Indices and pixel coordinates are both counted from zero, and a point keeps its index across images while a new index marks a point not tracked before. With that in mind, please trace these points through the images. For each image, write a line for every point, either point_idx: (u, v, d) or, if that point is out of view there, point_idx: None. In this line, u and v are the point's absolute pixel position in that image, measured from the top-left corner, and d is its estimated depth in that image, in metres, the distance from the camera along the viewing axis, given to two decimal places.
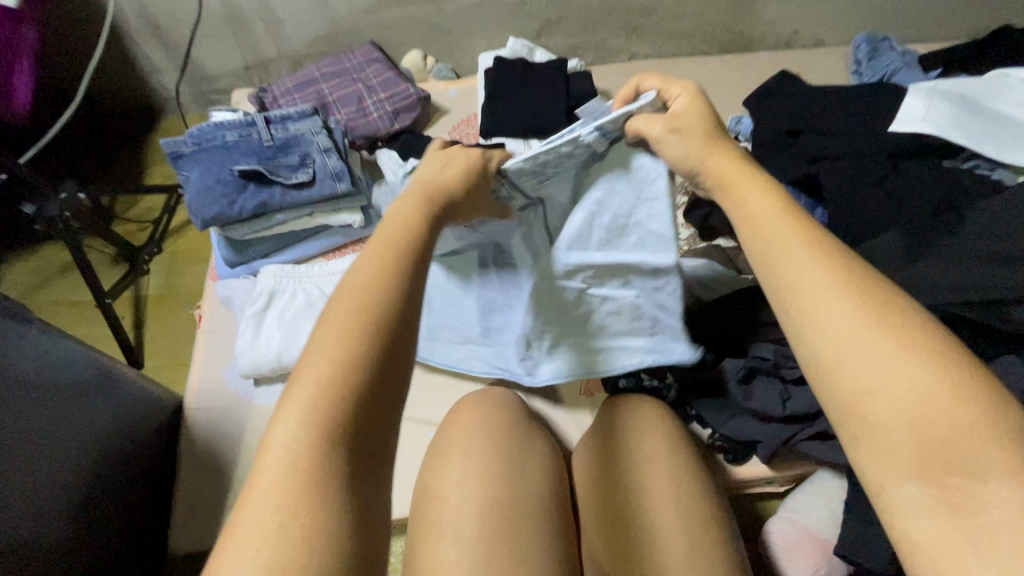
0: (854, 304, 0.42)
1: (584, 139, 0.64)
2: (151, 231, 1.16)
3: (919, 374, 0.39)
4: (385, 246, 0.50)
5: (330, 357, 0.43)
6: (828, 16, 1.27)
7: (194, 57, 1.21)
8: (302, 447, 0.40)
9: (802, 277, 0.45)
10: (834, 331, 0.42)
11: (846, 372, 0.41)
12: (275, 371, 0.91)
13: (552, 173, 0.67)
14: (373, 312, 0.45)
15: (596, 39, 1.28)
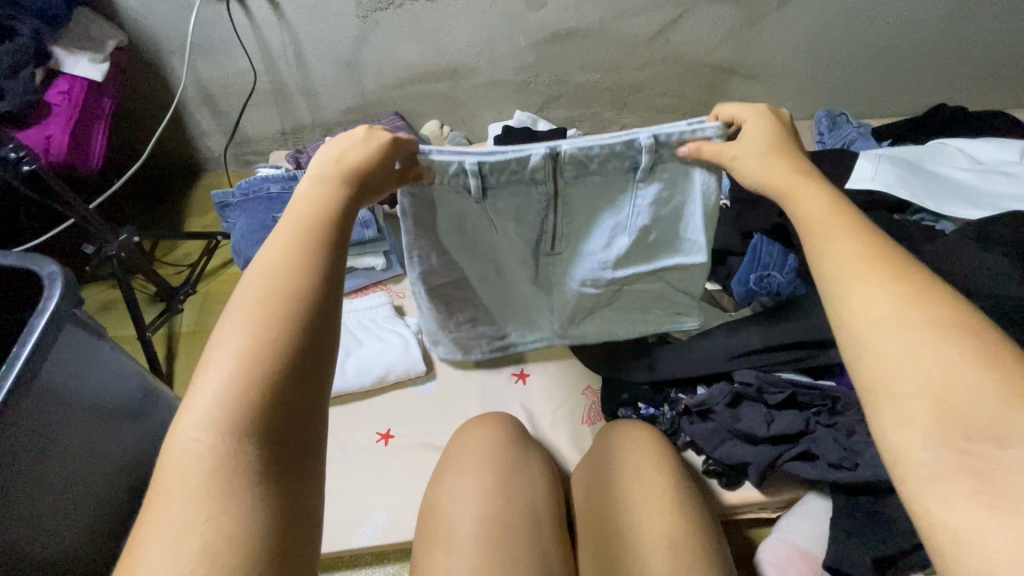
0: (886, 288, 0.48)
1: (639, 143, 0.70)
2: (188, 274, 1.28)
3: (947, 348, 0.43)
4: (295, 239, 0.50)
5: (238, 350, 0.42)
6: (791, 95, 1.47)
7: (240, 124, 1.38)
8: (214, 443, 0.39)
9: (847, 265, 0.51)
10: (873, 309, 0.47)
11: (877, 346, 0.46)
12: None
13: (596, 173, 0.73)
14: (282, 306, 0.45)
15: (591, 112, 1.47)
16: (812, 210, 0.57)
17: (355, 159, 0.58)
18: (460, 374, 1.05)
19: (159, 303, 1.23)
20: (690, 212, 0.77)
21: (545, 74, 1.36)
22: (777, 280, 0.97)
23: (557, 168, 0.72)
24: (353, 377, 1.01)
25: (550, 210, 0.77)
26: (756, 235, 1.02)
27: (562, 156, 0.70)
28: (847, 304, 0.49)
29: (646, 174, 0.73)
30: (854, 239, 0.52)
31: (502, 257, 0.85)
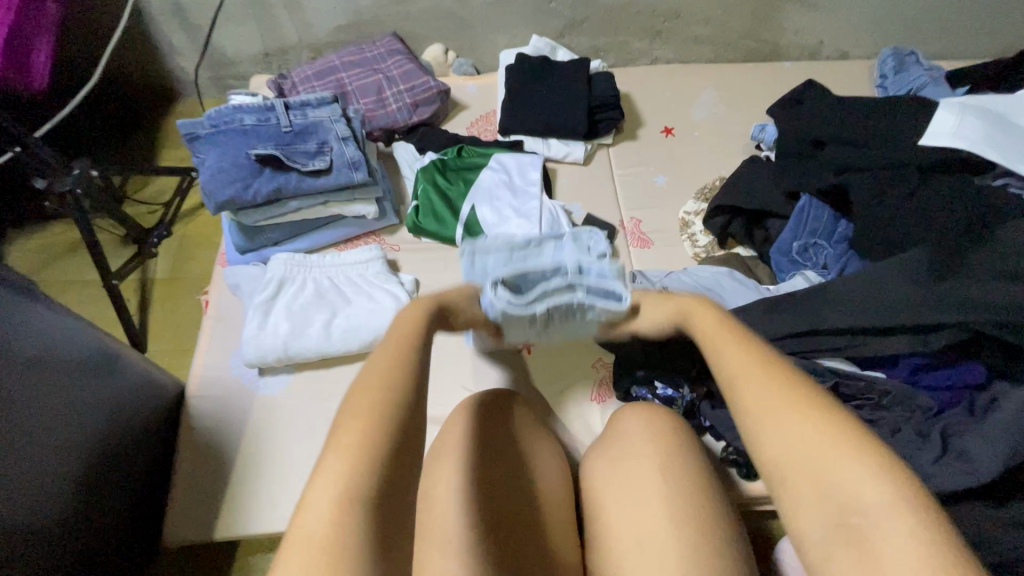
0: (758, 382, 0.56)
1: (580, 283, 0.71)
2: (161, 214, 1.16)
3: (803, 432, 0.52)
4: (399, 341, 0.59)
5: (360, 428, 0.51)
6: (853, 29, 1.26)
7: (214, 41, 1.21)
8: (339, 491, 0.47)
9: (739, 369, 0.57)
10: (754, 411, 0.55)
11: (762, 437, 0.53)
12: (279, 362, 0.89)
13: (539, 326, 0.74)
14: (389, 396, 0.54)
15: (618, 41, 1.26)
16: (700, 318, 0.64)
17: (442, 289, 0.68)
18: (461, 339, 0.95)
19: (130, 245, 1.12)
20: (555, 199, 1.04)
21: None
22: (823, 250, 0.89)
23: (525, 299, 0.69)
24: (336, 341, 0.90)
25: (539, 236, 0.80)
26: (805, 195, 0.91)
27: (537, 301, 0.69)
28: (739, 404, 0.56)
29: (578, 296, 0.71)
30: (739, 344, 0.59)
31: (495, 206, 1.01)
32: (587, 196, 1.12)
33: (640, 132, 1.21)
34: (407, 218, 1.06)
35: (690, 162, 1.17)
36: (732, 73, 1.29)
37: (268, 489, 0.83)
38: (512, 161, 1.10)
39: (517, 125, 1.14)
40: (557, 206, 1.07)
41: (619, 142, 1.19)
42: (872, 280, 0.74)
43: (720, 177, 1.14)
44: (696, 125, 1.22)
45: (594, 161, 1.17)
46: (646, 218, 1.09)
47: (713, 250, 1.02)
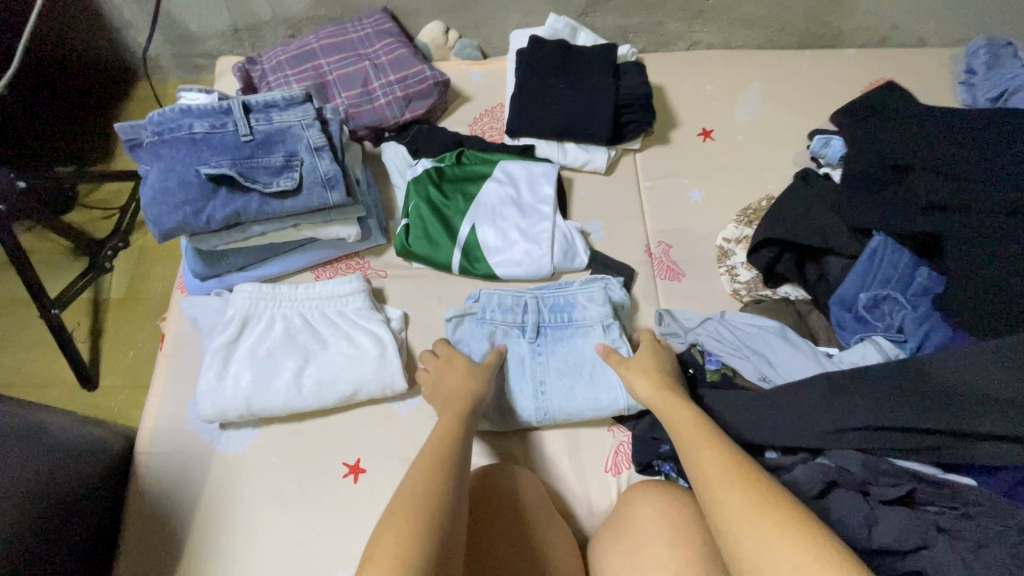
0: (746, 495, 0.56)
1: (562, 303, 0.82)
2: (117, 221, 1.01)
3: (785, 552, 0.50)
4: (433, 459, 0.61)
5: (399, 540, 0.52)
6: (939, 11, 1.04)
7: (173, 15, 1.02)
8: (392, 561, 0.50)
9: (713, 474, 0.59)
10: (737, 524, 0.54)
11: (747, 555, 0.52)
12: (241, 418, 0.76)
13: (531, 343, 0.80)
14: (423, 509, 0.55)
15: (651, 21, 1.06)
16: (681, 416, 0.66)
17: (456, 386, 0.72)
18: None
19: (81, 259, 0.98)
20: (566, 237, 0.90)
21: None
22: (898, 306, 0.73)
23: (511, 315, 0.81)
24: (308, 395, 0.77)
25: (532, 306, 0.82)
26: (878, 234, 0.75)
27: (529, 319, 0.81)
28: (712, 509, 0.57)
29: (561, 323, 0.81)
30: (714, 448, 0.61)
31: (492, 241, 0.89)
32: (608, 214, 0.95)
33: (674, 135, 1.02)
34: (394, 239, 0.89)
35: (731, 174, 0.99)
36: (785, 62, 1.08)
37: (226, 571, 0.71)
38: (521, 171, 0.93)
39: (528, 128, 0.96)
40: (571, 229, 0.91)
41: (648, 146, 1.01)
42: (961, 369, 0.62)
43: (766, 195, 0.96)
44: (739, 127, 1.03)
45: (618, 169, 0.99)
46: (677, 245, 0.93)
47: (756, 288, 0.86)
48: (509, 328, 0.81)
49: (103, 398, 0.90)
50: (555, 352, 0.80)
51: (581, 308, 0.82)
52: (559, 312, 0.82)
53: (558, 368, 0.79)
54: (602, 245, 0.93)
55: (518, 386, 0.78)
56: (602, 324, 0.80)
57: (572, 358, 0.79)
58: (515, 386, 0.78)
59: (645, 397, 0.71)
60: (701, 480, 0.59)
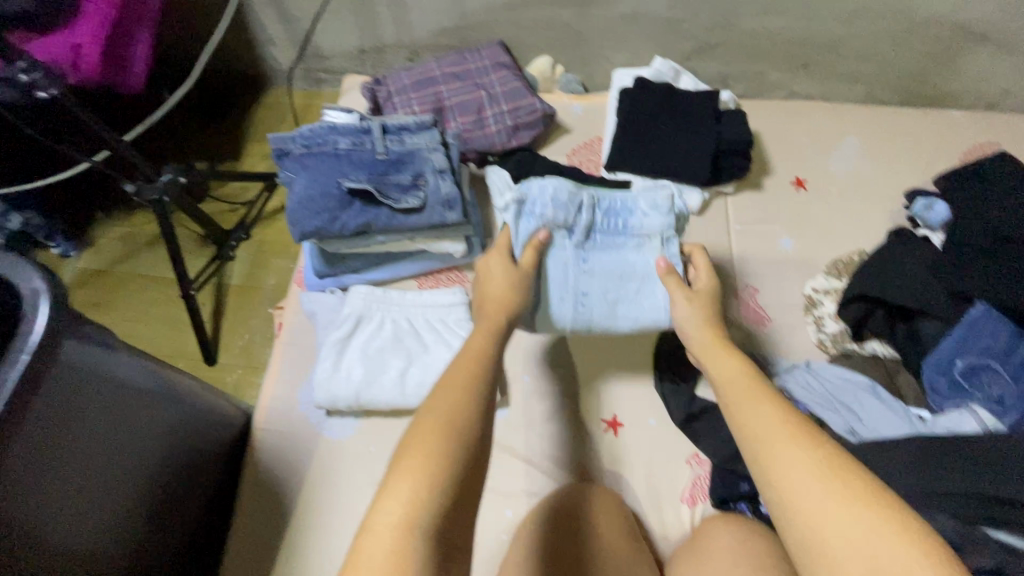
0: (807, 452, 0.49)
1: (623, 207, 0.80)
2: (242, 215, 1.12)
3: (847, 515, 0.44)
4: (460, 379, 0.56)
5: (423, 461, 0.48)
6: None
7: (311, 35, 1.13)
8: (407, 498, 0.46)
9: (765, 426, 0.52)
10: (790, 479, 0.48)
11: (804, 517, 0.46)
12: (349, 409, 0.84)
13: (579, 247, 0.79)
14: (451, 428, 0.51)
15: (754, 70, 1.09)
16: (727, 369, 0.62)
17: (498, 296, 0.71)
18: (550, 403, 0.87)
19: (209, 246, 1.09)
20: None
21: (707, 14, 0.99)
22: (998, 375, 0.74)
23: (568, 214, 0.78)
24: (410, 394, 0.83)
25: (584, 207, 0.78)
26: (981, 302, 0.77)
27: (582, 219, 0.78)
28: (762, 462, 0.51)
29: (631, 236, 0.79)
30: (768, 400, 0.55)
31: None
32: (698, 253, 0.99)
33: (767, 182, 1.05)
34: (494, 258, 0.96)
35: (823, 225, 1.01)
36: (885, 119, 1.09)
37: (325, 546, 0.78)
38: None
39: (627, 164, 1.01)
40: None
41: (741, 192, 1.04)
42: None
43: (857, 250, 0.97)
44: (834, 180, 1.05)
45: (709, 211, 1.03)
46: (764, 289, 0.95)
47: (844, 340, 0.88)
48: (558, 228, 0.78)
49: (219, 373, 1.00)
50: (599, 258, 0.79)
51: (643, 216, 0.79)
52: (630, 218, 0.79)
53: (603, 276, 0.78)
54: None
55: (557, 293, 0.78)
56: (660, 236, 0.79)
57: (620, 266, 0.79)
58: (557, 292, 0.77)
59: (696, 342, 0.69)
60: (749, 437, 0.53)
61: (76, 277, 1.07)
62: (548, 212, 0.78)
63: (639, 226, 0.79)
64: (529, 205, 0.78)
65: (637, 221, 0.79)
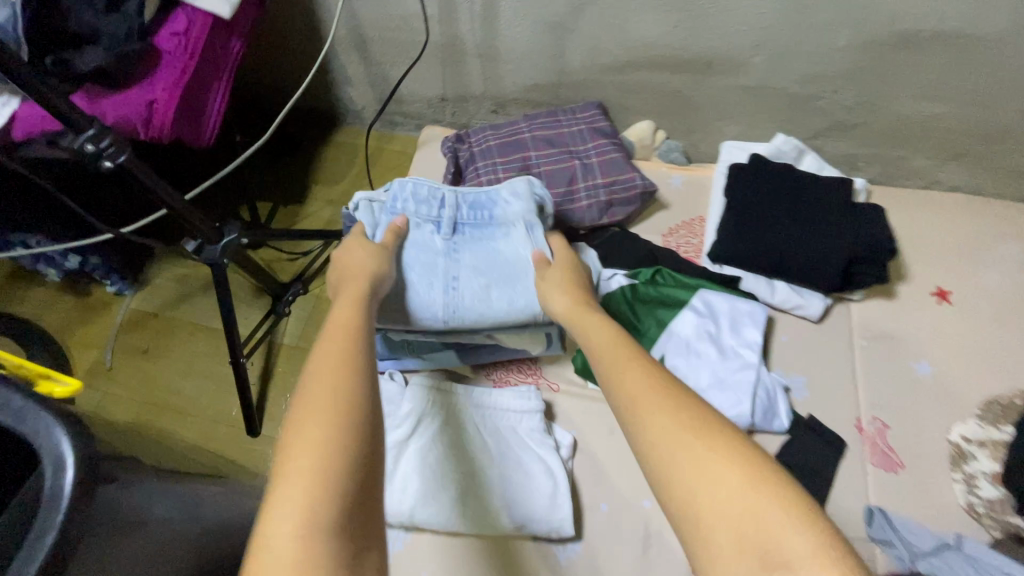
0: (673, 418, 0.48)
1: (497, 200, 0.75)
2: (302, 267, 1.04)
3: (715, 473, 0.44)
4: (325, 357, 0.52)
5: (311, 448, 0.44)
6: None
7: (391, 78, 1.05)
8: (318, 453, 0.43)
9: (632, 395, 0.51)
10: (659, 447, 0.47)
11: (676, 478, 0.45)
12: (400, 525, 0.73)
13: (446, 240, 0.73)
14: (335, 405, 0.47)
15: (893, 154, 0.93)
16: (598, 344, 0.59)
17: (363, 266, 0.65)
18: (634, 545, 0.73)
19: (264, 298, 1.02)
20: (773, 394, 0.79)
21: (850, 91, 0.85)
22: None
23: (415, 210, 0.74)
24: (471, 517, 0.72)
25: (444, 205, 0.75)
26: None
27: (452, 217, 0.74)
28: (637, 434, 0.49)
29: (449, 229, 0.74)
30: (639, 366, 0.54)
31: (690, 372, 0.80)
32: (815, 371, 0.84)
33: (900, 289, 0.89)
34: (575, 354, 0.85)
35: (972, 351, 0.84)
36: None
37: None
38: (725, 305, 0.84)
39: (737, 258, 0.88)
40: (774, 384, 0.80)
41: (869, 299, 0.89)
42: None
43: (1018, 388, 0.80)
44: (985, 294, 0.88)
45: (830, 319, 0.88)
46: (896, 426, 0.80)
47: (1000, 511, 0.72)
48: (422, 222, 0.74)
49: (260, 446, 0.91)
50: (470, 249, 0.73)
51: (510, 206, 0.75)
52: (454, 205, 0.75)
53: (475, 265, 0.72)
54: (806, 407, 0.81)
55: (425, 286, 0.71)
56: (525, 222, 0.74)
57: (491, 254, 0.73)
58: (423, 285, 0.70)
59: (561, 309, 0.66)
60: (624, 409, 0.52)
61: (126, 318, 1.02)
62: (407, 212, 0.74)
63: (494, 218, 0.75)
64: (396, 202, 0.74)
65: (512, 215, 0.75)
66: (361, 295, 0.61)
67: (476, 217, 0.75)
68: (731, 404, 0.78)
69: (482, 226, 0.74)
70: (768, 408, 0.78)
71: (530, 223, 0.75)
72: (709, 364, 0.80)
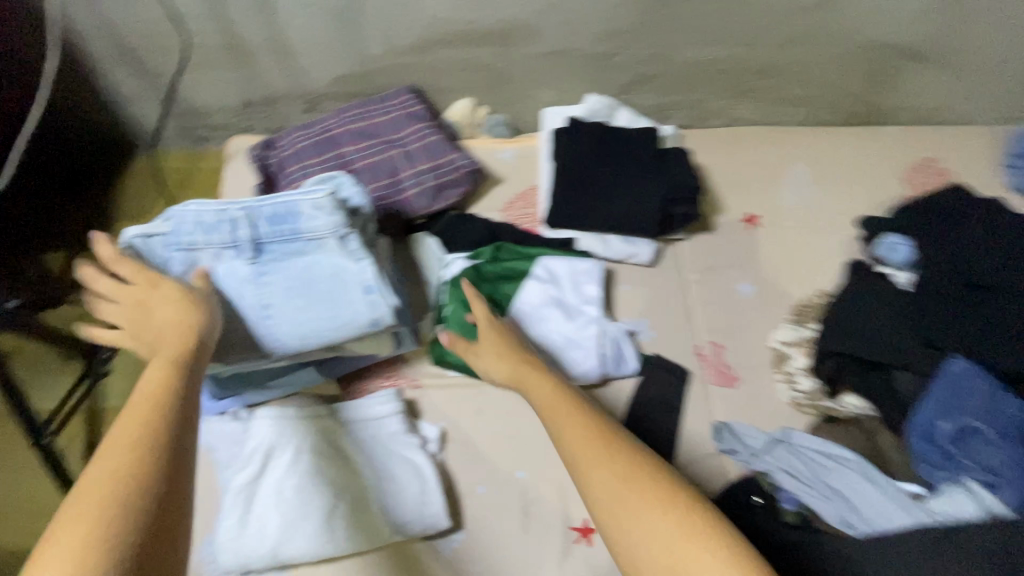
0: (615, 472, 0.49)
1: (299, 210, 0.67)
2: (115, 318, 0.92)
3: (653, 517, 0.46)
4: (124, 431, 0.42)
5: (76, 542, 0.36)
6: (983, 93, 1.00)
7: (179, 89, 0.95)
8: (81, 534, 0.36)
9: (577, 444, 0.53)
10: (606, 498, 0.48)
11: (620, 527, 0.46)
12: (266, 570, 0.67)
13: (251, 264, 0.65)
14: (120, 488, 0.39)
15: (693, 99, 1.00)
16: (538, 400, 0.61)
17: (171, 319, 0.54)
18: (513, 518, 0.74)
19: (75, 363, 0.89)
20: (618, 341, 0.83)
21: (639, 44, 0.90)
22: (987, 436, 0.67)
23: (206, 238, 0.64)
24: (344, 539, 0.69)
25: (240, 225, 0.65)
26: (955, 358, 0.72)
27: (251, 238, 0.65)
28: (584, 486, 0.50)
29: (251, 253, 0.65)
30: (574, 420, 0.55)
31: (540, 339, 0.83)
32: (656, 313, 0.89)
33: (718, 222, 0.97)
34: (431, 346, 0.83)
35: (782, 265, 0.94)
36: (828, 142, 1.04)
37: None
38: (564, 268, 0.87)
39: (568, 221, 0.90)
40: (620, 332, 0.84)
41: (692, 235, 0.96)
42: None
43: (818, 289, 0.91)
44: (785, 213, 0.98)
45: (662, 261, 0.93)
46: (730, 346, 0.87)
47: (819, 399, 0.80)
48: (219, 248, 0.65)
49: None
50: (281, 271, 0.66)
51: (314, 220, 0.67)
52: (251, 225, 0.66)
53: (289, 290, 0.65)
54: (652, 346, 0.87)
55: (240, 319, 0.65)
56: (334, 235, 0.67)
57: (305, 277, 0.66)
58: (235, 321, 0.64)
59: (501, 380, 0.68)
60: (567, 459, 0.53)
61: None
62: (197, 243, 0.64)
63: (299, 232, 0.66)
64: (183, 234, 0.64)
65: (321, 225, 0.67)
66: (180, 352, 0.50)
67: (281, 232, 0.66)
68: (580, 361, 0.81)
69: (287, 244, 0.66)
70: (615, 355, 0.82)
71: (342, 234, 0.67)
72: (556, 326, 0.83)
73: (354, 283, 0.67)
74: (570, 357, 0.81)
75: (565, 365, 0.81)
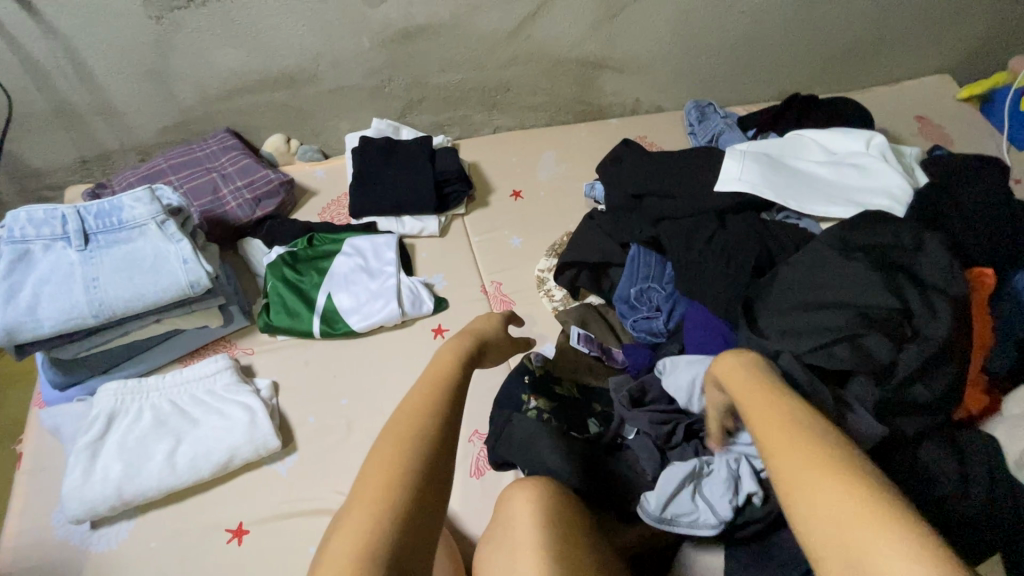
0: (796, 437, 0.48)
1: (123, 204, 0.85)
2: None
3: (825, 482, 0.43)
4: (431, 393, 0.54)
5: (386, 462, 0.46)
6: (664, 87, 1.42)
7: (16, 153, 1.11)
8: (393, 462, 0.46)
9: (757, 416, 0.53)
10: (782, 460, 0.46)
11: (794, 481, 0.45)
12: (115, 510, 0.79)
13: (80, 250, 0.82)
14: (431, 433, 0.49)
15: (460, 114, 1.33)
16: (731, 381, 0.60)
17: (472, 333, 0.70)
18: (338, 432, 0.92)
19: None
20: (413, 288, 1.06)
21: (401, 76, 1.20)
22: (657, 293, 0.97)
23: (39, 233, 0.81)
24: (183, 472, 0.82)
25: (71, 221, 0.83)
26: (634, 244, 1.00)
27: (81, 229, 0.83)
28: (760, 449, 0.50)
29: (80, 241, 0.82)
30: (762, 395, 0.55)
31: (352, 297, 1.04)
32: (448, 268, 1.15)
33: (492, 198, 1.27)
34: (258, 318, 1.01)
35: (542, 220, 1.24)
36: (568, 133, 1.40)
37: None
38: (366, 244, 1.10)
39: (366, 208, 1.15)
40: (415, 281, 1.07)
41: (472, 210, 1.24)
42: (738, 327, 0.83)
43: (567, 232, 1.22)
44: (542, 184, 1.30)
45: (450, 231, 1.21)
46: (507, 280, 1.14)
47: (568, 303, 1.07)
48: (52, 240, 0.81)
49: None
50: (107, 253, 0.82)
51: (135, 212, 0.85)
52: (80, 220, 0.83)
53: (112, 266, 0.82)
54: (446, 291, 1.11)
55: (67, 293, 0.79)
56: (154, 221, 0.85)
57: (128, 256, 0.83)
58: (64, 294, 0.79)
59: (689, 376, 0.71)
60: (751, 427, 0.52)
61: None
62: (31, 238, 0.81)
63: (123, 220, 0.84)
64: (18, 231, 0.80)
65: (142, 214, 0.85)
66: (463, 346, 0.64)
67: (108, 224, 0.84)
68: (383, 307, 1.02)
69: (111, 231, 0.83)
70: (412, 299, 1.04)
71: (159, 220, 0.86)
72: (363, 286, 1.05)
73: (172, 254, 0.84)
74: (375, 306, 1.03)
75: (371, 312, 1.02)
